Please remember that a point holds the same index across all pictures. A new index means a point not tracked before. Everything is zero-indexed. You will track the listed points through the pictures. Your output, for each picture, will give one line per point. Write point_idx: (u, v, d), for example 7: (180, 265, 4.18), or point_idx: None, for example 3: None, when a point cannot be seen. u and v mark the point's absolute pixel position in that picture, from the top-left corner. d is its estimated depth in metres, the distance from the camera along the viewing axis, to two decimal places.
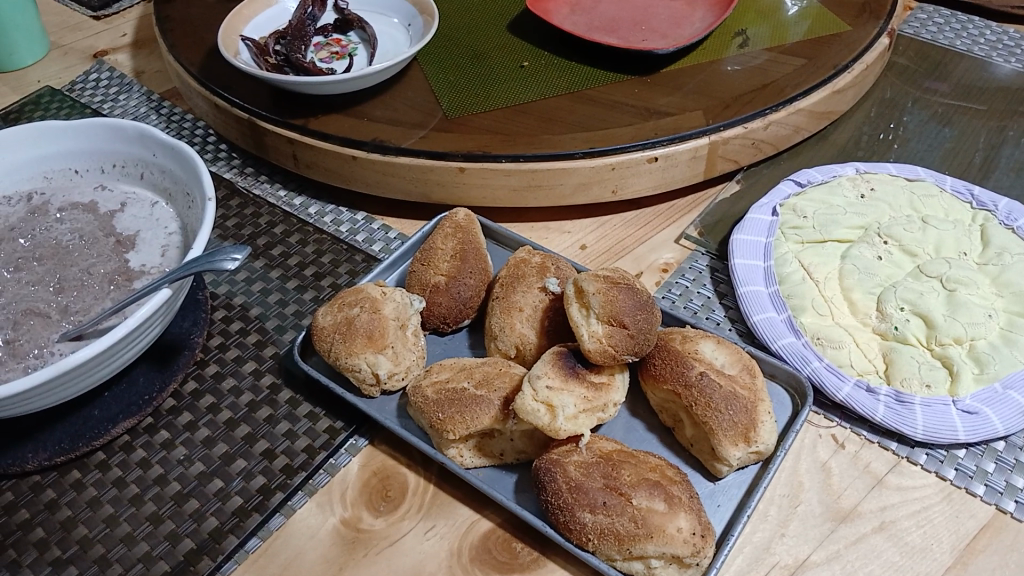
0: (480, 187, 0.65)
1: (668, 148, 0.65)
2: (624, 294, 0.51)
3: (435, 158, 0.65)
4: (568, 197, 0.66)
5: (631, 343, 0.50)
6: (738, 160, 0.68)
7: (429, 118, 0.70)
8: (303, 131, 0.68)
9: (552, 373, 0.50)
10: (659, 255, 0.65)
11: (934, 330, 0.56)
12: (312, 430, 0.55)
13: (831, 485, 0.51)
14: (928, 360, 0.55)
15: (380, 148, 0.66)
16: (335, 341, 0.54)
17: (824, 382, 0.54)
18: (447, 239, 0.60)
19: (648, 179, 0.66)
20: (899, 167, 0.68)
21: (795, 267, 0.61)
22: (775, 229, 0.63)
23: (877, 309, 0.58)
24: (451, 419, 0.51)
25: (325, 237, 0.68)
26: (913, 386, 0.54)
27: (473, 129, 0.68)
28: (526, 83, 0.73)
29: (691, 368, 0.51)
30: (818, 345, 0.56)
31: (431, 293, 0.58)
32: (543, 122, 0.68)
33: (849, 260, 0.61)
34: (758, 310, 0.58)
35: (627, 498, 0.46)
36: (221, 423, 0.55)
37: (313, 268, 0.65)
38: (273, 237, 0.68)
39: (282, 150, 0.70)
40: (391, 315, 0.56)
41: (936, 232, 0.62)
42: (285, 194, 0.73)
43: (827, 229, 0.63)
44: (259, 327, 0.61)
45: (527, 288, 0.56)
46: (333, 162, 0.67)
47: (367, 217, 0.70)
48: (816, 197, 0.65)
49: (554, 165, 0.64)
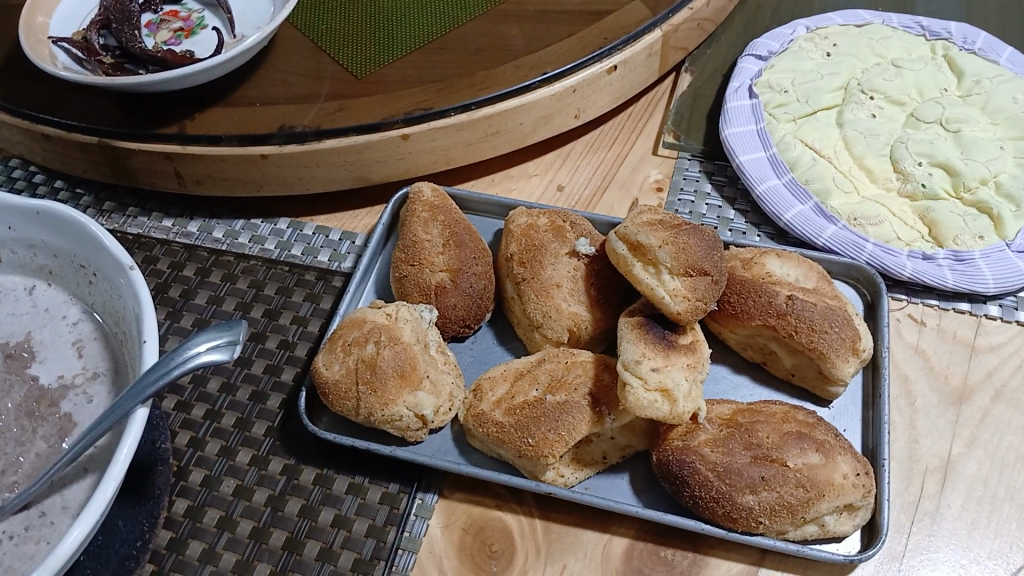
0: (431, 151, 0.54)
1: (625, 53, 0.57)
2: (694, 237, 0.43)
3: (368, 131, 0.53)
4: (530, 135, 0.57)
5: (716, 289, 0.43)
6: (686, 46, 0.61)
7: (326, 83, 0.56)
8: (181, 140, 0.53)
9: (650, 352, 0.42)
10: (644, 173, 0.58)
11: (959, 178, 0.53)
12: (365, 506, 0.44)
13: (934, 367, 0.48)
14: (965, 210, 0.53)
15: (295, 137, 0.53)
16: (361, 395, 0.43)
17: (886, 264, 0.50)
18: (428, 226, 0.50)
19: (610, 93, 0.58)
20: (843, 14, 0.63)
21: (800, 149, 0.55)
22: (762, 111, 0.57)
23: (895, 171, 0.54)
24: (546, 441, 0.42)
25: (256, 264, 0.54)
26: (967, 241, 0.51)
27: (394, 84, 0.56)
28: (427, 11, 0.60)
29: (775, 295, 0.46)
30: (858, 226, 0.52)
31: (438, 296, 0.48)
32: (472, 55, 0.57)
33: (847, 126, 0.56)
34: (786, 207, 0.53)
35: (782, 460, 0.41)
36: (245, 538, 0.44)
37: (261, 307, 0.52)
38: (187, 283, 0.54)
39: (159, 170, 0.54)
40: (412, 339, 0.45)
41: (913, 74, 0.59)
42: (172, 223, 0.58)
43: (812, 99, 0.58)
44: (229, 402, 0.49)
45: (554, 258, 0.48)
46: (236, 168, 0.53)
47: (293, 222, 0.57)
48: (785, 67, 0.60)
49: (512, 104, 0.54)
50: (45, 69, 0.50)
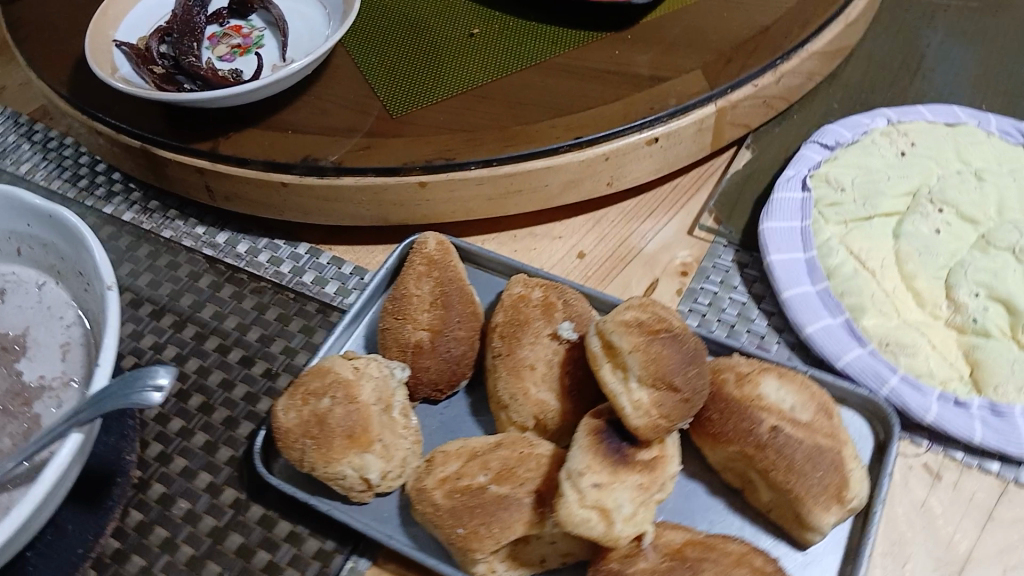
0: (449, 201, 0.53)
1: (669, 125, 0.53)
2: (670, 346, 0.40)
3: (387, 174, 0.52)
4: (556, 197, 0.54)
5: (685, 408, 0.40)
6: (748, 123, 0.57)
7: (365, 117, 0.56)
8: (212, 156, 0.54)
9: (596, 465, 0.39)
10: (673, 253, 0.55)
11: (1019, 319, 0.47)
12: (298, 558, 0.43)
13: (939, 530, 0.43)
14: (1018, 356, 0.46)
15: (315, 170, 0.53)
16: (306, 448, 0.43)
17: (907, 403, 0.45)
18: (421, 281, 0.49)
19: (648, 165, 0.55)
20: (935, 109, 0.57)
21: (844, 257, 0.50)
22: (810, 208, 0.52)
23: (947, 298, 0.49)
24: (475, 535, 0.40)
25: (264, 286, 0.55)
26: (1009, 394, 0.45)
27: (427, 127, 0.55)
28: (481, 55, 0.59)
29: (759, 422, 0.41)
30: (889, 352, 0.47)
31: (414, 355, 0.47)
32: (510, 107, 0.55)
33: (904, 238, 0.51)
34: (810, 318, 0.48)
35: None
36: (182, 565, 0.43)
37: (257, 331, 0.53)
38: (199, 294, 0.55)
39: (192, 182, 0.56)
40: (371, 399, 0.44)
41: (995, 190, 0.52)
42: (204, 232, 0.59)
43: (871, 202, 0.52)
44: (204, 422, 0.49)
45: (534, 338, 0.45)
46: (258, 191, 0.54)
47: (311, 249, 0.57)
48: (848, 161, 0.54)
49: (537, 164, 0.52)
50: (102, 79, 0.52)
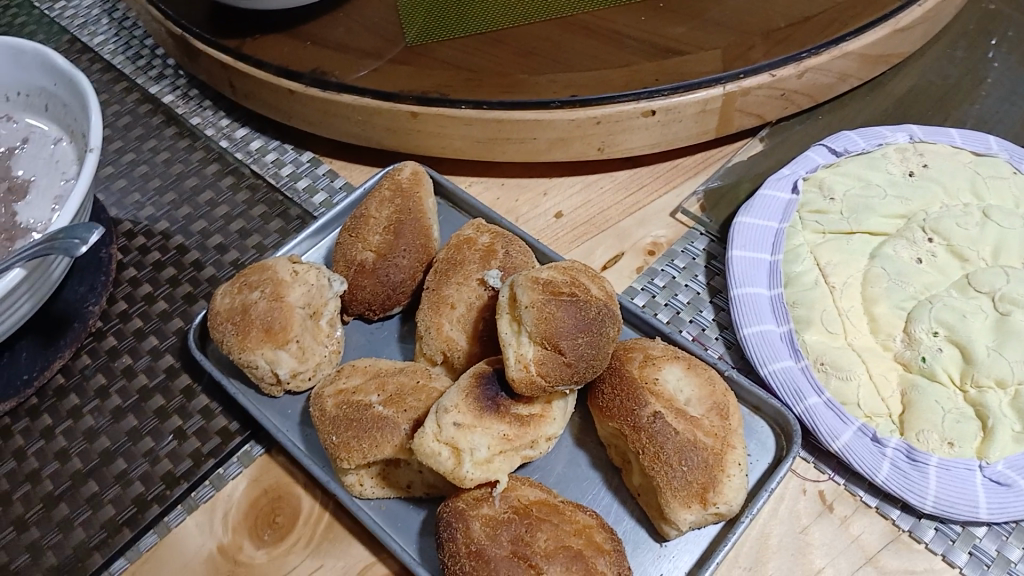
0: (438, 136, 0.54)
1: (669, 100, 0.52)
2: (567, 309, 0.40)
3: (383, 98, 0.54)
4: (544, 153, 0.54)
5: (567, 373, 0.40)
6: (762, 113, 0.55)
7: (387, 46, 0.57)
8: (236, 55, 0.57)
9: (464, 406, 0.40)
10: (647, 231, 0.54)
11: (970, 368, 0.44)
12: (203, 430, 0.47)
13: (809, 559, 0.41)
14: (957, 407, 0.43)
15: (321, 82, 0.55)
16: (226, 332, 0.46)
17: (818, 426, 0.43)
18: (382, 206, 0.50)
19: (643, 137, 0.54)
20: (966, 135, 0.53)
21: (808, 266, 0.49)
22: (792, 211, 0.50)
23: (903, 330, 0.46)
24: (346, 445, 0.42)
25: (260, 184, 0.58)
26: (931, 442, 0.42)
27: (435, 62, 0.55)
28: (512, 2, 0.59)
29: (643, 405, 0.41)
30: (821, 372, 0.45)
31: (355, 273, 0.49)
32: (520, 56, 0.55)
33: (877, 260, 0.48)
34: (752, 321, 0.47)
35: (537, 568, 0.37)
36: (107, 412, 0.48)
37: (240, 223, 0.56)
38: (203, 180, 0.59)
39: (217, 75, 0.59)
40: (298, 302, 0.47)
41: (998, 231, 0.48)
42: (227, 125, 0.63)
43: (857, 217, 0.50)
44: (167, 293, 0.53)
45: (462, 280, 0.46)
46: (270, 94, 0.57)
47: (314, 159, 0.60)
48: (852, 171, 0.52)
49: (526, 116, 0.52)
50: None
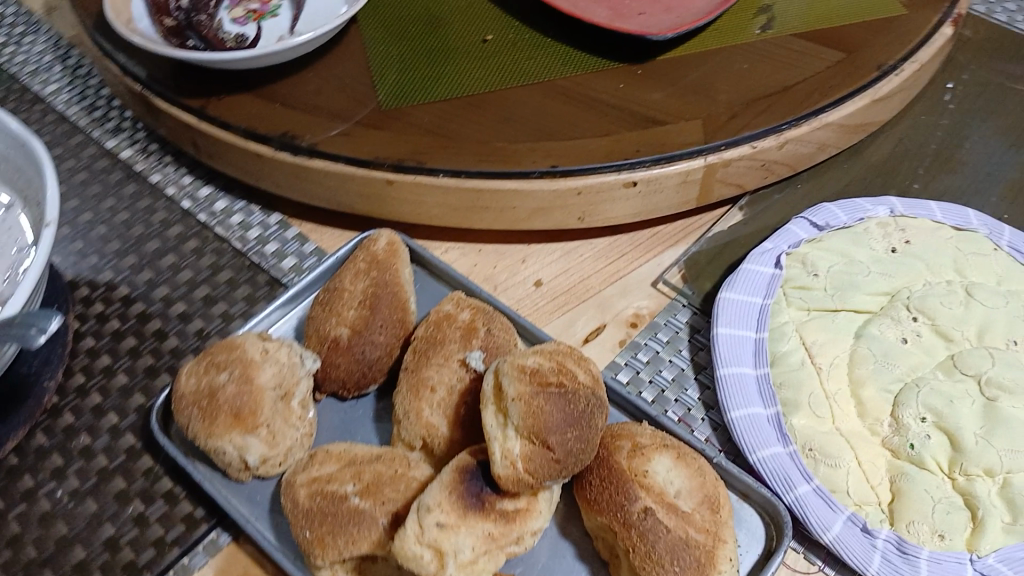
0: (415, 203, 0.52)
1: (652, 171, 0.51)
2: (555, 403, 0.39)
3: (358, 164, 0.52)
4: (523, 221, 0.53)
5: (556, 470, 0.38)
6: (743, 184, 0.54)
7: (358, 107, 0.55)
8: (199, 114, 0.54)
9: (448, 505, 0.38)
10: (629, 301, 0.53)
11: (960, 457, 0.43)
12: (167, 517, 0.44)
13: None
14: (947, 496, 0.43)
15: (290, 146, 0.53)
16: (193, 417, 0.43)
17: (809, 516, 0.42)
18: (358, 278, 0.48)
19: (624, 208, 0.53)
20: (946, 209, 0.53)
21: (794, 344, 0.48)
22: (776, 287, 0.50)
23: (890, 415, 0.45)
24: (320, 541, 0.40)
25: (226, 248, 0.56)
26: (922, 535, 0.41)
27: (411, 125, 0.54)
28: (486, 64, 0.57)
29: (633, 500, 0.40)
30: (809, 458, 0.44)
31: (328, 349, 0.47)
32: (499, 122, 0.54)
33: (863, 340, 0.48)
34: (739, 404, 0.46)
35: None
36: (64, 494, 0.45)
37: (205, 290, 0.54)
38: (165, 242, 0.56)
39: (180, 134, 0.56)
40: (269, 384, 0.44)
41: (982, 311, 0.48)
42: (189, 183, 0.60)
43: (842, 295, 0.49)
44: (128, 366, 0.50)
45: (442, 361, 0.44)
46: (237, 157, 0.54)
47: (282, 221, 0.58)
48: (834, 247, 0.51)
49: (505, 184, 0.51)
50: (117, 29, 0.53)
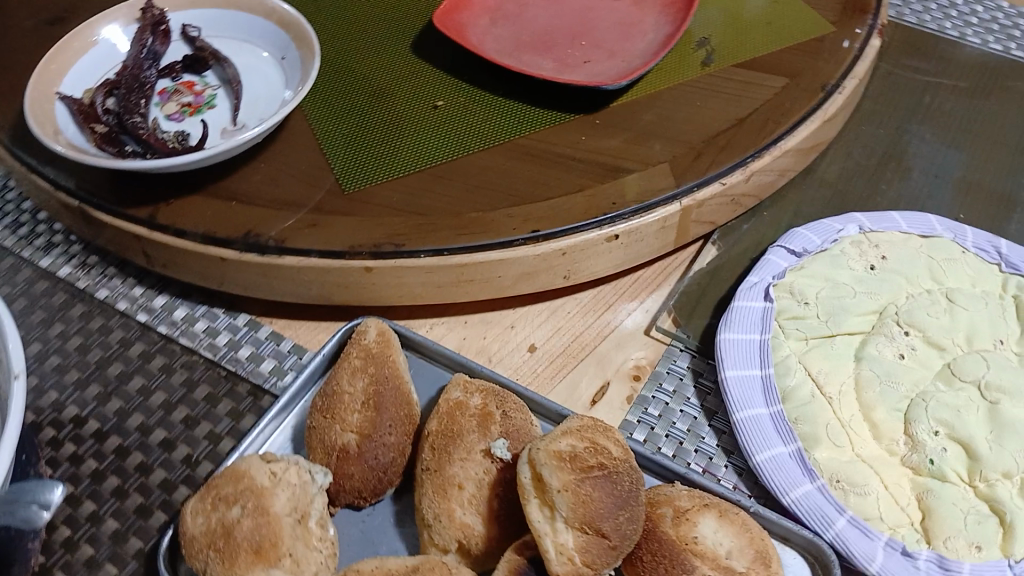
0: (396, 286, 0.50)
1: (632, 223, 0.50)
2: (601, 487, 0.38)
3: (331, 256, 0.49)
4: (509, 288, 0.52)
5: (614, 554, 0.38)
6: (714, 220, 0.55)
7: (315, 192, 0.53)
8: (150, 224, 0.51)
9: None
10: (627, 353, 0.52)
11: (977, 464, 0.44)
12: None
13: None
14: (973, 505, 0.43)
15: (255, 247, 0.50)
16: (210, 560, 0.40)
17: (851, 549, 0.42)
18: (354, 377, 0.46)
19: (606, 260, 0.52)
20: (909, 218, 0.55)
21: (800, 377, 0.48)
22: (771, 320, 0.50)
23: (904, 433, 0.46)
24: None
25: (197, 359, 0.52)
26: (959, 548, 0.42)
27: (379, 205, 0.52)
28: (443, 132, 0.56)
29: (691, 571, 0.39)
30: (838, 489, 0.44)
31: (338, 459, 0.44)
32: (471, 191, 0.52)
33: (864, 363, 0.49)
34: (761, 446, 0.46)
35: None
36: None
37: (183, 410, 0.50)
38: (128, 364, 0.52)
39: (128, 246, 0.52)
40: (285, 509, 0.41)
41: (965, 316, 0.50)
42: (141, 294, 0.56)
43: (834, 319, 0.50)
44: (116, 508, 0.46)
45: (465, 454, 0.43)
46: (196, 263, 0.50)
47: (251, 321, 0.55)
48: (815, 271, 0.52)
49: (488, 256, 0.49)
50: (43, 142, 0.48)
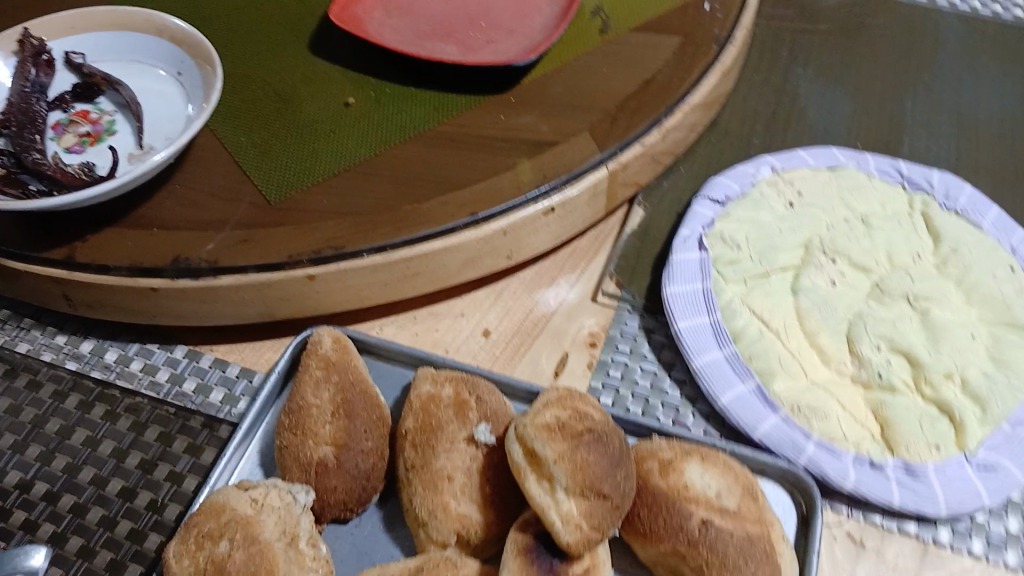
0: (341, 291, 0.49)
1: (564, 193, 0.51)
2: (595, 450, 0.38)
3: (270, 269, 0.47)
4: (455, 276, 0.51)
5: (616, 513, 0.38)
6: (640, 180, 0.56)
7: (237, 205, 0.51)
8: (68, 264, 0.48)
9: None
10: (580, 323, 0.53)
11: (920, 369, 0.48)
12: None
13: None
14: (924, 409, 0.47)
15: (187, 271, 0.47)
16: None
17: (826, 471, 0.44)
18: (319, 388, 0.45)
19: (545, 234, 0.52)
20: (815, 153, 0.58)
21: (747, 318, 0.50)
22: (710, 268, 0.52)
23: (850, 353, 0.49)
24: None
25: (140, 401, 0.50)
26: (921, 451, 0.45)
27: (310, 211, 0.50)
28: (360, 129, 0.55)
29: (689, 517, 0.40)
30: (801, 416, 0.46)
31: (317, 474, 0.43)
32: (402, 184, 0.52)
33: (802, 295, 0.51)
34: (723, 388, 0.48)
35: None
36: None
37: (136, 455, 0.47)
38: (66, 417, 0.49)
39: (46, 291, 0.49)
40: (274, 534, 0.40)
41: (883, 236, 0.54)
42: (66, 341, 0.53)
43: (768, 258, 0.53)
44: (84, 569, 0.43)
45: (449, 445, 0.43)
46: (125, 297, 0.48)
47: (190, 352, 0.52)
48: (740, 217, 0.54)
49: (432, 247, 0.49)
50: None
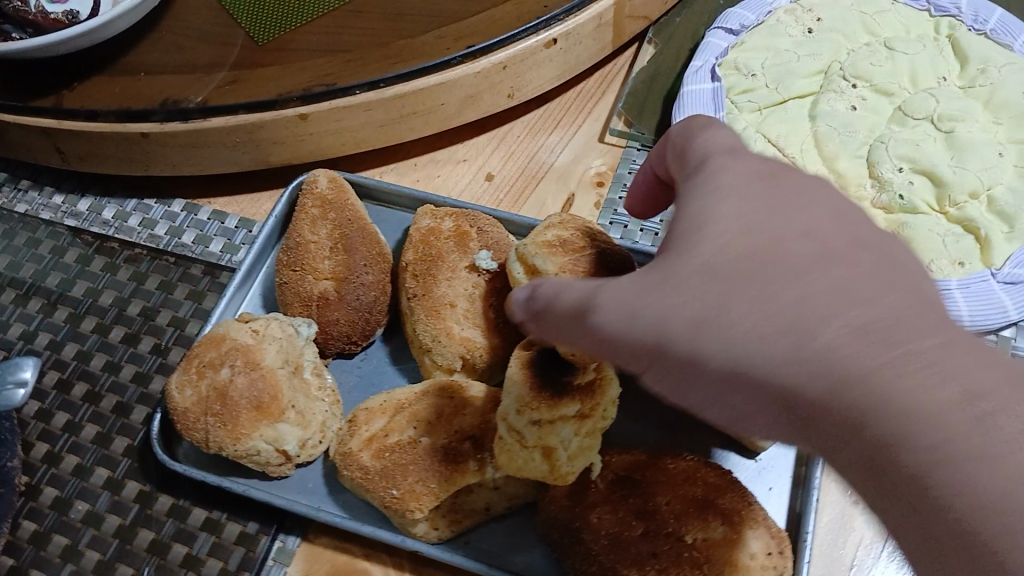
0: (334, 133, 0.47)
1: (567, 24, 0.48)
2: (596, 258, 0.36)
3: (260, 110, 0.46)
4: (455, 116, 0.49)
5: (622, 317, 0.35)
6: (648, 14, 0.53)
7: (230, 49, 0.49)
8: (57, 113, 0.46)
9: (533, 401, 0.34)
10: (587, 163, 0.51)
11: (944, 190, 0.46)
12: (220, 546, 0.39)
13: None
14: (947, 228, 0.45)
15: (178, 113, 0.46)
16: (211, 427, 0.38)
17: None
18: (317, 226, 0.44)
19: (549, 70, 0.50)
20: None
21: (762, 144, 0.48)
22: (723, 98, 0.49)
23: (871, 176, 0.47)
24: (411, 493, 0.36)
25: (139, 252, 0.49)
26: (945, 268, 0.43)
27: (302, 50, 0.49)
28: None
29: None
30: None
31: (319, 307, 0.42)
32: (391, 20, 0.50)
33: (820, 119, 0.49)
34: None
35: (736, 541, 0.35)
36: (89, 572, 0.39)
37: (138, 304, 0.47)
38: (67, 271, 0.48)
39: (36, 145, 0.47)
40: (277, 362, 0.40)
41: (907, 59, 0.51)
42: (63, 201, 0.52)
43: (784, 84, 0.50)
44: (92, 412, 0.44)
45: (451, 273, 0.42)
46: (116, 147, 0.46)
47: (188, 205, 0.51)
48: (757, 44, 0.52)
49: (427, 82, 0.46)
50: None
